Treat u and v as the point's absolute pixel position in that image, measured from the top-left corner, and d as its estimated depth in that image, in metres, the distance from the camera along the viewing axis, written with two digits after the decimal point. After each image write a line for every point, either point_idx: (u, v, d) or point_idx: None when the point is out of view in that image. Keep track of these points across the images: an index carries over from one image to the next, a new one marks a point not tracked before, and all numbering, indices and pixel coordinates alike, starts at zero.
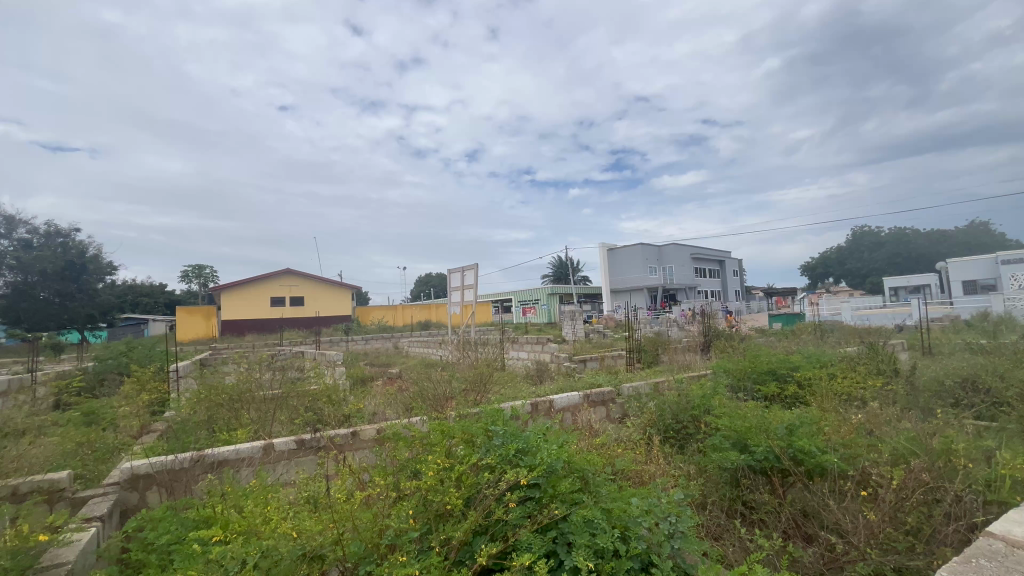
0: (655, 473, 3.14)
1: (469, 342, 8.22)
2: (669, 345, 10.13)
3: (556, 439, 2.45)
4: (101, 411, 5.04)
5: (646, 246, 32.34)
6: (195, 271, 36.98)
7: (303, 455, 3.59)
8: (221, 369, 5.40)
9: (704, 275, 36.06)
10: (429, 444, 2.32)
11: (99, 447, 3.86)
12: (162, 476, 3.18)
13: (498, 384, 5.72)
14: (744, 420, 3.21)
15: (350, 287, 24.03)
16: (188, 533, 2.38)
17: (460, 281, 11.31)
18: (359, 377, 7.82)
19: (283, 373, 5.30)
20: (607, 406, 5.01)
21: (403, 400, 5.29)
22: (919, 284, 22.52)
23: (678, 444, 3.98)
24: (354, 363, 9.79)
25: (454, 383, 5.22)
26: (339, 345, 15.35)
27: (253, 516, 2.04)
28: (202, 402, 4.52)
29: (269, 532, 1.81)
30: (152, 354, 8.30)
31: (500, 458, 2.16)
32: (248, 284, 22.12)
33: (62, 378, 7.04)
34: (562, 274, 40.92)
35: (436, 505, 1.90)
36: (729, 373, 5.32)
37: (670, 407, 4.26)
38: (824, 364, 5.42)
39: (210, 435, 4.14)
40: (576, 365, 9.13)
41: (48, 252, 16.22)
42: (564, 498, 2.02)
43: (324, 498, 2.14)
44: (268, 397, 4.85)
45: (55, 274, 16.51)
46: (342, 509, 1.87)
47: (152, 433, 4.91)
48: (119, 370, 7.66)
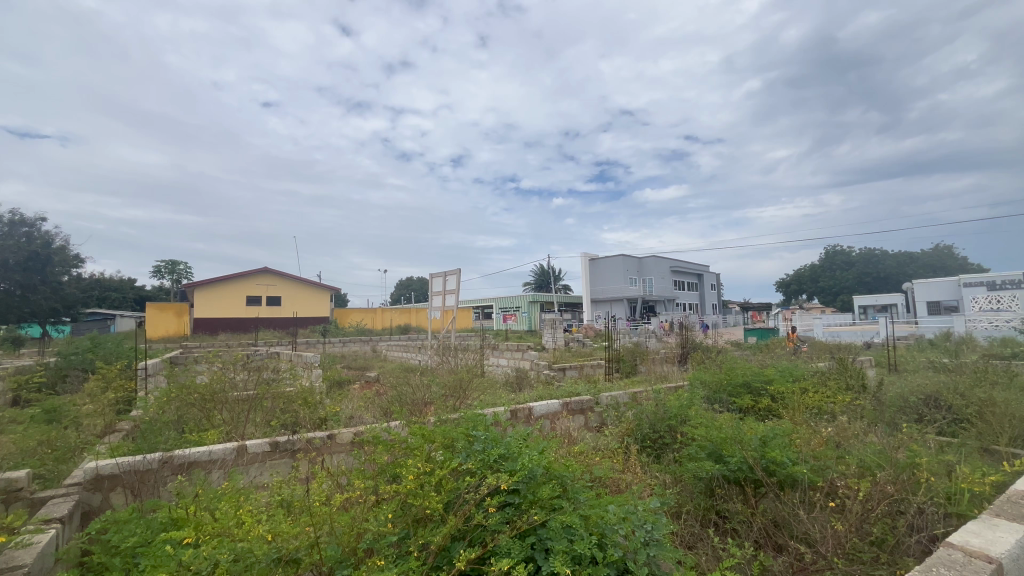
0: (631, 481, 3.18)
1: (449, 348, 8.19)
2: (647, 356, 10.25)
3: (536, 446, 2.46)
4: (65, 409, 4.85)
5: (628, 258, 32.75)
6: (168, 266, 35.85)
7: (277, 458, 3.53)
8: (193, 368, 5.25)
9: (682, 288, 36.73)
10: (408, 447, 2.30)
11: (60, 445, 3.73)
12: (129, 476, 3.08)
13: (478, 391, 5.69)
14: (720, 431, 3.28)
15: (330, 288, 23.70)
16: (156, 535, 2.32)
17: (442, 285, 11.25)
18: (336, 379, 7.69)
19: (258, 373, 5.17)
20: (586, 414, 5.05)
21: (382, 404, 5.22)
22: (887, 304, 23.35)
23: (655, 453, 4.04)
24: (331, 365, 9.62)
25: (434, 389, 5.20)
26: (316, 346, 15.13)
27: (226, 518, 2.00)
28: (172, 402, 4.41)
29: (242, 535, 1.77)
30: (119, 351, 8.02)
31: (480, 463, 2.16)
32: (224, 282, 21.60)
33: (22, 373, 6.77)
34: (544, 282, 41.13)
35: (415, 509, 1.89)
36: (705, 386, 5.40)
37: (647, 416, 4.32)
38: (796, 378, 5.56)
39: (178, 436, 4.02)
40: (556, 373, 9.21)
41: (11, 241, 15.58)
42: (543, 504, 2.03)
43: (299, 502, 2.10)
44: (241, 397, 4.72)
45: (17, 265, 15.88)
46: (319, 513, 1.85)
47: (117, 432, 4.74)
48: (83, 366, 7.37)
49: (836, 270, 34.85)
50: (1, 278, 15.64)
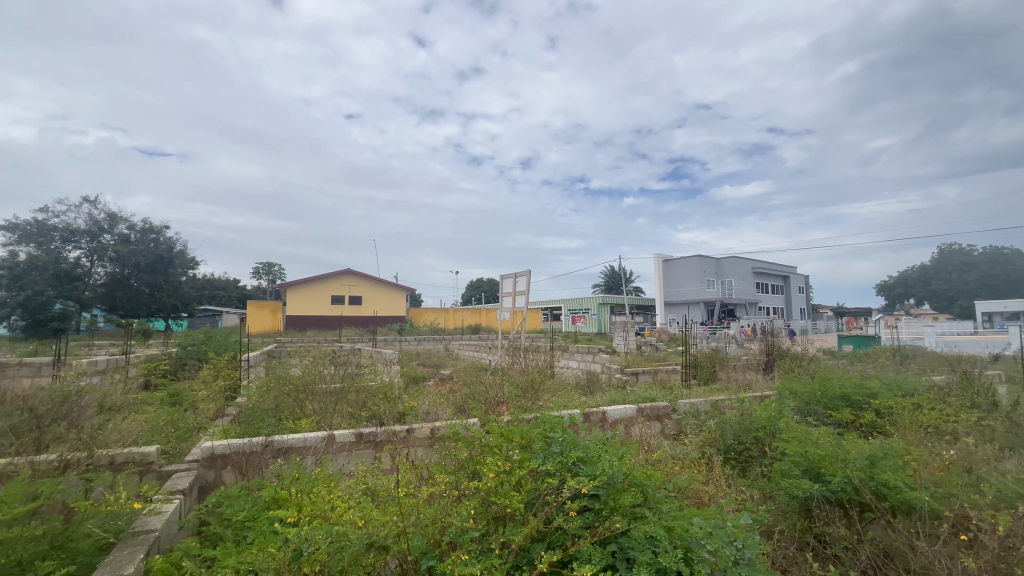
0: (715, 495, 3.00)
1: (520, 348, 8.26)
2: (727, 363, 9.69)
3: (616, 452, 2.39)
4: (186, 395, 5.51)
5: (704, 259, 31.12)
6: (265, 268, 39.51)
7: (361, 449, 3.74)
8: (288, 361, 5.72)
9: (766, 291, 34.29)
10: (487, 446, 2.34)
11: (181, 425, 4.23)
12: (237, 457, 3.40)
13: (550, 393, 5.67)
14: (817, 446, 3.02)
15: (405, 288, 24.79)
16: (261, 512, 2.55)
17: (512, 287, 11.33)
18: (412, 376, 8.05)
19: (343, 368, 5.51)
20: (662, 421, 4.85)
21: (456, 402, 5.38)
22: (1019, 311, 20.17)
23: (740, 467, 3.78)
24: (408, 362, 10.07)
25: (506, 389, 5.27)
26: (393, 344, 15.94)
27: (322, 502, 2.15)
28: (271, 392, 4.85)
29: (337, 519, 1.88)
30: (226, 343, 8.93)
31: (559, 465, 2.12)
32: (312, 283, 23.36)
33: (151, 361, 7.77)
34: (614, 283, 40.28)
35: (496, 507, 1.89)
36: (796, 396, 4.98)
37: (732, 427, 4.07)
38: (907, 392, 4.96)
39: (276, 423, 4.40)
40: (628, 378, 8.98)
41: (142, 247, 18.05)
42: (625, 511, 1.97)
43: (386, 492, 2.21)
44: (329, 390, 5.06)
45: (147, 266, 18.38)
46: (405, 503, 1.92)
47: (225, 416, 5.29)
48: (198, 356, 8.31)
49: (952, 272, 30.72)
50: (134, 278, 18.18)
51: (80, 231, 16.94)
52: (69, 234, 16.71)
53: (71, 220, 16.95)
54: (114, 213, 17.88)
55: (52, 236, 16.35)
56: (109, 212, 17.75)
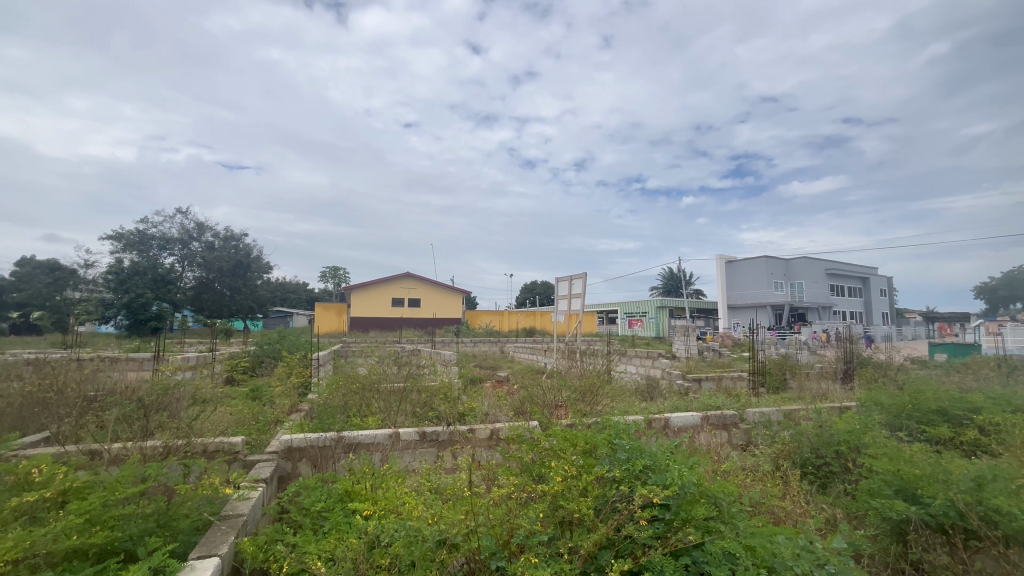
0: (793, 513, 2.82)
1: (577, 351, 8.20)
2: (799, 371, 9.09)
3: (686, 461, 2.31)
4: (265, 391, 5.93)
5: (772, 260, 29.39)
6: (331, 272, 41.74)
7: (424, 447, 3.86)
8: (355, 360, 6.01)
9: (842, 294, 31.84)
10: (551, 450, 2.33)
11: (261, 419, 4.55)
12: (312, 450, 3.62)
13: (609, 398, 5.56)
14: (912, 464, 2.75)
15: (462, 291, 25.33)
16: (336, 504, 2.68)
17: (567, 289, 11.24)
18: (470, 377, 8.21)
19: (407, 369, 5.71)
20: (729, 431, 4.62)
21: (514, 404, 5.42)
22: None
23: (819, 483, 3.53)
24: (466, 363, 10.27)
25: (565, 393, 5.24)
26: (450, 345, 16.32)
27: (394, 498, 2.23)
28: (341, 390, 5.12)
29: (409, 515, 1.94)
30: (297, 343, 9.53)
31: (626, 472, 2.07)
32: (374, 286, 24.43)
33: (233, 358, 8.44)
34: (673, 286, 38.99)
35: (563, 511, 1.88)
36: (883, 409, 4.57)
37: (809, 439, 3.80)
38: (1018, 407, 4.42)
39: (345, 420, 4.62)
40: (690, 384, 8.65)
41: (225, 253, 19.64)
42: (698, 524, 1.90)
43: (454, 491, 2.25)
44: (393, 389, 5.24)
45: (228, 271, 19.96)
46: (473, 502, 1.95)
47: (299, 411, 5.65)
48: (274, 354, 8.93)
49: None
50: (217, 282, 19.79)
51: (174, 239, 18.72)
52: (164, 242, 18.51)
53: (167, 229, 18.77)
54: (202, 222, 19.62)
55: (151, 244, 18.23)
56: (198, 222, 19.49)
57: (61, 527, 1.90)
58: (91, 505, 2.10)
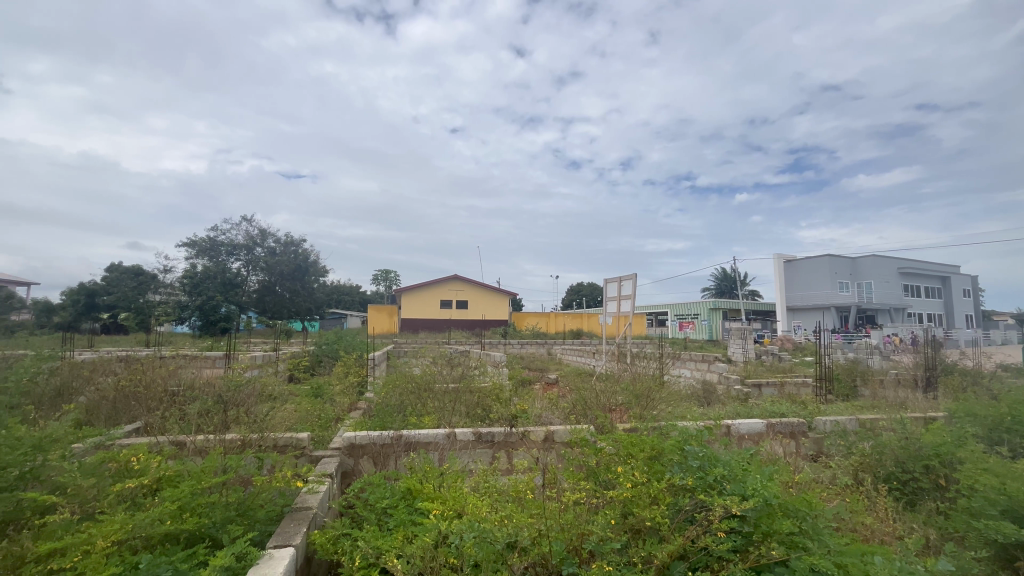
0: (878, 531, 2.61)
1: (629, 355, 8.01)
2: (871, 377, 8.46)
3: (762, 471, 2.20)
4: (326, 389, 6.18)
5: (836, 259, 27.59)
6: (382, 275, 43.11)
7: (480, 447, 3.89)
8: (409, 361, 6.14)
9: (917, 294, 29.40)
10: (618, 454, 2.27)
11: (323, 416, 4.73)
12: (372, 447, 3.72)
13: (665, 402, 5.38)
14: (1021, 482, 2.47)
15: (508, 293, 25.46)
16: (399, 500, 2.74)
17: (617, 291, 10.99)
18: (520, 378, 8.22)
19: (459, 370, 5.78)
20: (797, 439, 4.35)
21: (567, 406, 5.35)
22: None
23: (904, 499, 3.26)
24: (515, 365, 10.28)
25: (619, 396, 5.11)
26: (498, 347, 16.43)
27: (460, 499, 2.24)
28: (398, 390, 5.24)
29: (476, 516, 1.94)
30: (353, 343, 9.88)
31: (698, 481, 1.98)
32: (424, 288, 25.02)
33: (295, 356, 8.88)
34: (727, 287, 37.46)
35: (635, 518, 1.83)
36: (978, 423, 4.14)
37: (892, 451, 3.51)
38: None
39: (402, 418, 4.72)
40: (749, 390, 8.25)
41: (285, 257, 20.70)
42: (781, 539, 1.79)
43: (517, 492, 2.24)
44: (447, 390, 5.31)
45: (288, 274, 21.02)
46: (540, 507, 1.92)
47: (357, 408, 5.86)
48: (332, 354, 9.31)
49: None
50: (279, 284, 20.87)
51: (240, 245, 19.96)
52: (232, 248, 19.79)
53: (234, 236, 20.05)
54: (264, 229, 20.79)
55: (220, 250, 19.56)
56: (261, 229, 20.68)
57: (157, 513, 2.05)
58: (182, 493, 2.25)
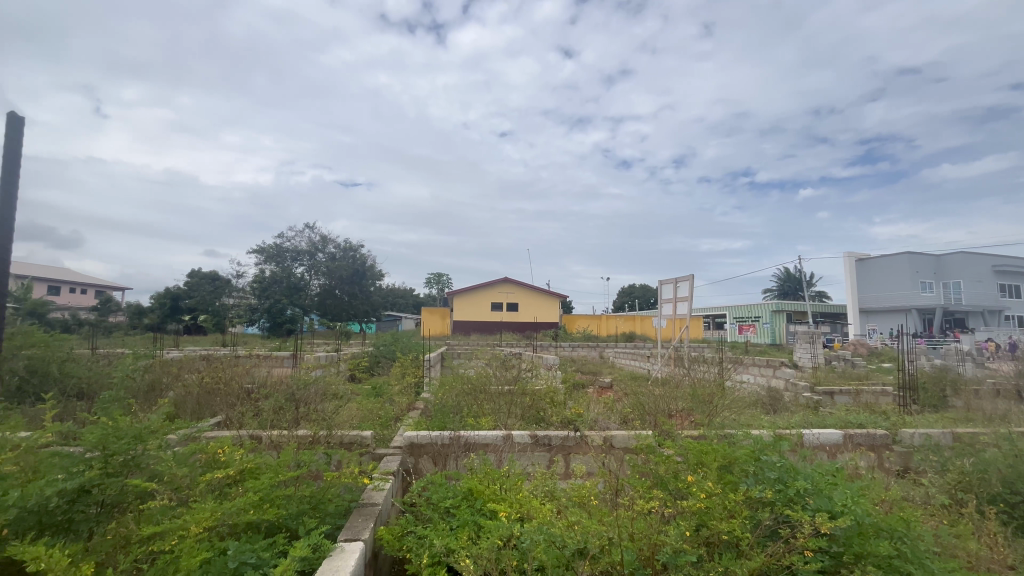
0: (987, 557, 2.34)
1: (686, 359, 7.71)
2: (963, 387, 7.66)
3: (850, 486, 2.04)
4: (386, 389, 6.38)
5: (917, 257, 25.34)
6: (434, 279, 44.29)
7: (537, 451, 3.87)
8: (464, 364, 6.22)
9: (1016, 295, 26.42)
10: (686, 463, 2.18)
11: (384, 414, 4.89)
12: (432, 447, 3.79)
13: (728, 409, 5.13)
14: None
15: (559, 295, 25.32)
16: (461, 500, 2.77)
17: (672, 292, 10.61)
18: (573, 381, 8.13)
19: (513, 372, 5.78)
20: (880, 453, 4.01)
21: (624, 411, 5.22)
22: None
23: (1015, 525, 2.91)
24: (567, 368, 10.19)
25: (678, 401, 4.93)
26: (549, 349, 16.36)
27: (524, 502, 2.23)
28: (455, 391, 5.31)
29: (542, 520, 1.93)
30: (409, 345, 10.17)
31: (778, 495, 1.87)
32: (475, 291, 25.37)
33: (356, 357, 9.26)
34: (791, 288, 35.33)
35: (709, 531, 1.75)
36: None
37: (998, 469, 3.15)
38: None
39: (460, 419, 4.79)
40: (820, 398, 7.72)
41: (344, 262, 21.69)
42: (875, 561, 1.65)
43: (581, 498, 2.20)
44: (502, 392, 5.32)
45: (348, 278, 21.98)
46: (607, 515, 1.88)
47: (414, 408, 6.00)
48: (389, 355, 9.63)
49: None
50: (339, 288, 21.87)
51: (303, 251, 21.13)
52: (296, 253, 20.98)
53: (298, 242, 21.25)
54: (325, 235, 21.88)
55: (286, 256, 20.78)
56: (323, 235, 21.78)
57: (242, 502, 2.19)
58: (263, 484, 2.39)
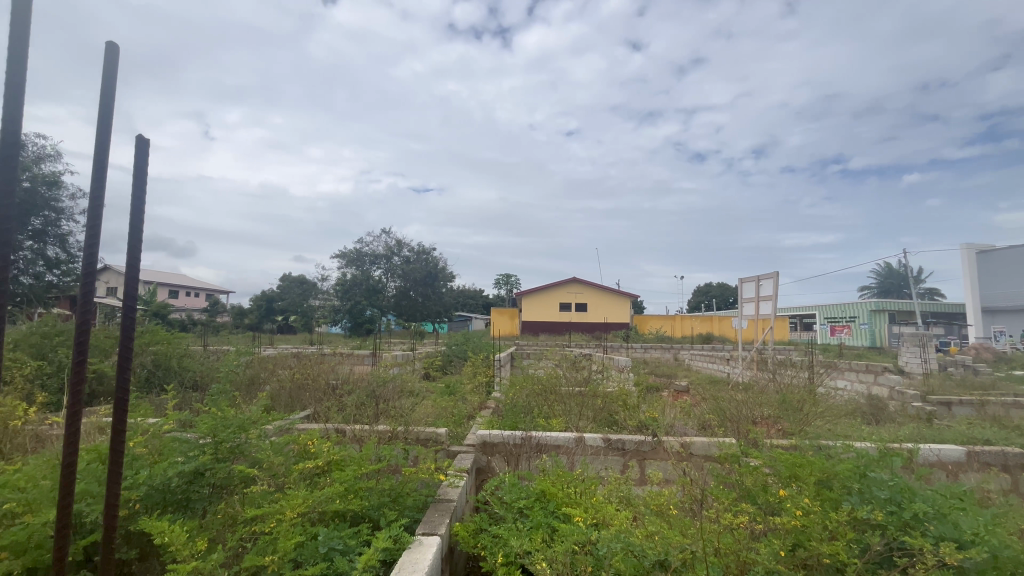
0: None
1: (772, 362, 7.16)
2: None
3: (979, 512, 1.78)
4: (459, 388, 6.54)
5: None
6: (503, 280, 44.90)
7: (611, 455, 3.77)
8: (535, 364, 6.21)
9: None
10: (779, 477, 2.02)
11: (458, 412, 5.02)
12: (504, 446, 3.83)
13: (822, 418, 4.69)
14: None
15: (630, 295, 24.63)
16: (534, 501, 2.76)
17: (754, 291, 9.89)
18: (647, 384, 7.84)
19: (584, 373, 5.69)
20: (1015, 475, 3.46)
21: (702, 417, 4.95)
22: None
23: None
24: (640, 370, 9.88)
25: (764, 408, 4.59)
26: (620, 350, 15.96)
27: (599, 507, 2.19)
28: (526, 391, 5.33)
29: (619, 528, 1.87)
30: (480, 345, 10.37)
31: (892, 518, 1.66)
32: (544, 291, 25.35)
33: (430, 356, 9.60)
34: (895, 285, 31.73)
35: (807, 553, 1.60)
36: None
37: None
38: None
39: (531, 419, 4.79)
40: (934, 409, 6.84)
41: (418, 265, 22.60)
42: None
43: (660, 506, 2.11)
44: (573, 393, 5.26)
45: (421, 280, 22.89)
46: (689, 526, 1.79)
47: (486, 407, 6.10)
48: (461, 354, 9.87)
49: None
50: (413, 289, 22.83)
51: (381, 255, 22.28)
52: (374, 257, 22.17)
53: (376, 247, 22.45)
54: (400, 239, 22.92)
55: (365, 260, 22.03)
56: (398, 239, 22.83)
57: (330, 492, 2.34)
58: (349, 476, 2.53)
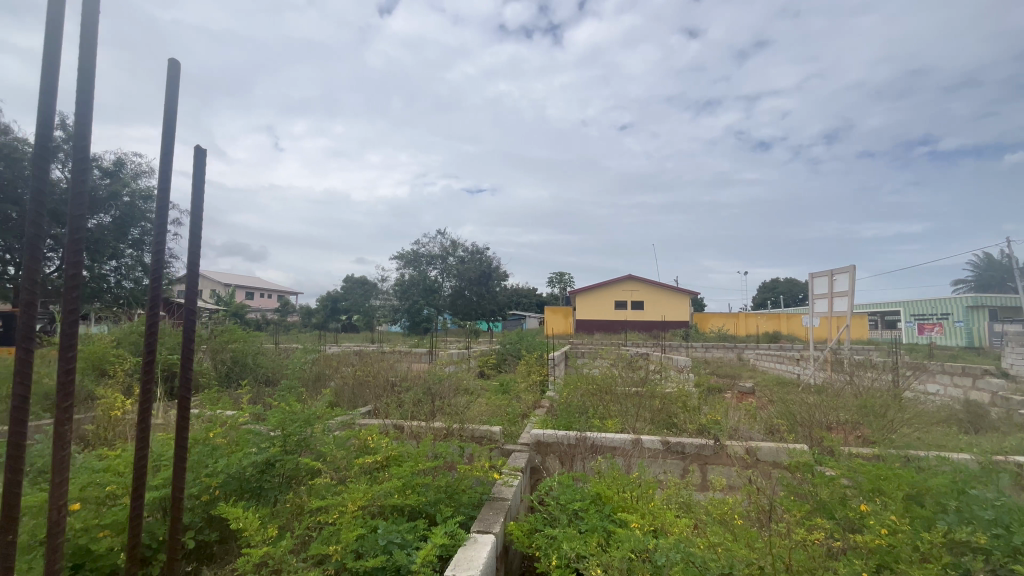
0: None
1: (848, 362, 6.62)
2: None
3: None
4: (514, 387, 6.55)
5: None
6: (557, 279, 44.67)
7: (670, 458, 3.63)
8: (589, 363, 6.10)
9: None
10: (859, 489, 1.85)
11: (512, 410, 5.03)
12: (558, 446, 3.78)
13: (909, 425, 4.26)
14: None
15: (689, 292, 23.70)
16: (589, 503, 2.70)
17: (827, 286, 9.20)
18: (708, 385, 7.50)
19: (641, 373, 5.53)
20: None
21: (770, 421, 4.65)
22: None
23: None
24: (701, 370, 9.47)
25: (840, 412, 4.24)
26: (679, 350, 15.40)
27: (658, 514, 2.11)
28: (580, 391, 5.25)
29: (678, 536, 1.79)
30: (534, 343, 10.36)
31: (997, 541, 1.47)
32: (598, 289, 24.97)
33: (484, 354, 9.71)
34: (997, 277, 28.38)
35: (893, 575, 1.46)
36: None
37: None
38: None
39: (586, 419, 4.71)
40: None
41: (472, 264, 22.97)
42: None
43: (724, 515, 2.00)
44: (630, 393, 5.12)
45: (476, 280, 23.24)
46: (756, 538, 1.68)
47: (540, 406, 6.08)
48: (515, 353, 9.90)
49: None
50: (468, 289, 23.23)
51: (436, 255, 22.85)
52: (430, 258, 22.78)
53: (431, 248, 23.05)
54: (455, 240, 23.40)
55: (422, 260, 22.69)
56: (453, 240, 23.31)
57: (388, 486, 2.41)
58: (405, 471, 2.60)
